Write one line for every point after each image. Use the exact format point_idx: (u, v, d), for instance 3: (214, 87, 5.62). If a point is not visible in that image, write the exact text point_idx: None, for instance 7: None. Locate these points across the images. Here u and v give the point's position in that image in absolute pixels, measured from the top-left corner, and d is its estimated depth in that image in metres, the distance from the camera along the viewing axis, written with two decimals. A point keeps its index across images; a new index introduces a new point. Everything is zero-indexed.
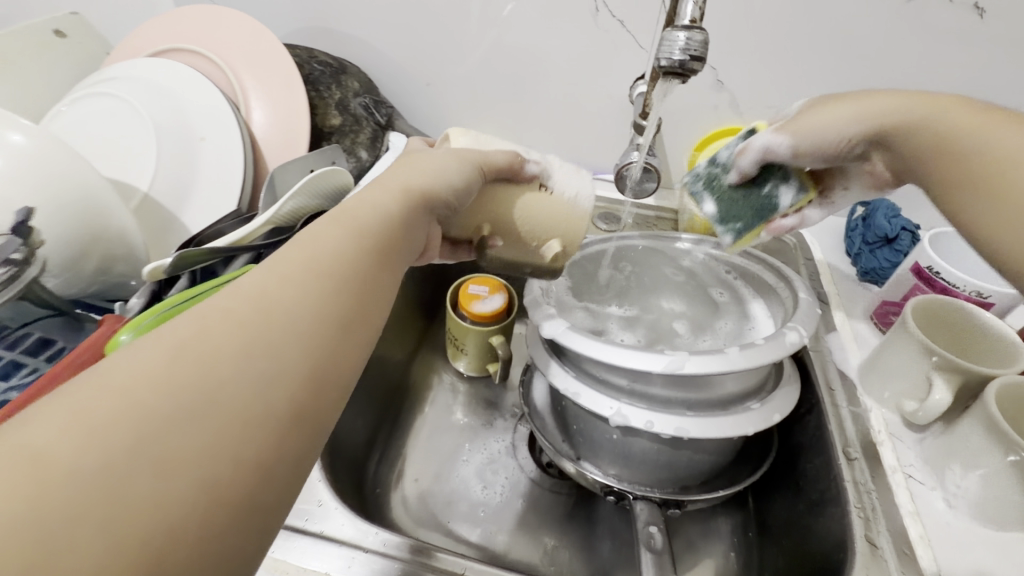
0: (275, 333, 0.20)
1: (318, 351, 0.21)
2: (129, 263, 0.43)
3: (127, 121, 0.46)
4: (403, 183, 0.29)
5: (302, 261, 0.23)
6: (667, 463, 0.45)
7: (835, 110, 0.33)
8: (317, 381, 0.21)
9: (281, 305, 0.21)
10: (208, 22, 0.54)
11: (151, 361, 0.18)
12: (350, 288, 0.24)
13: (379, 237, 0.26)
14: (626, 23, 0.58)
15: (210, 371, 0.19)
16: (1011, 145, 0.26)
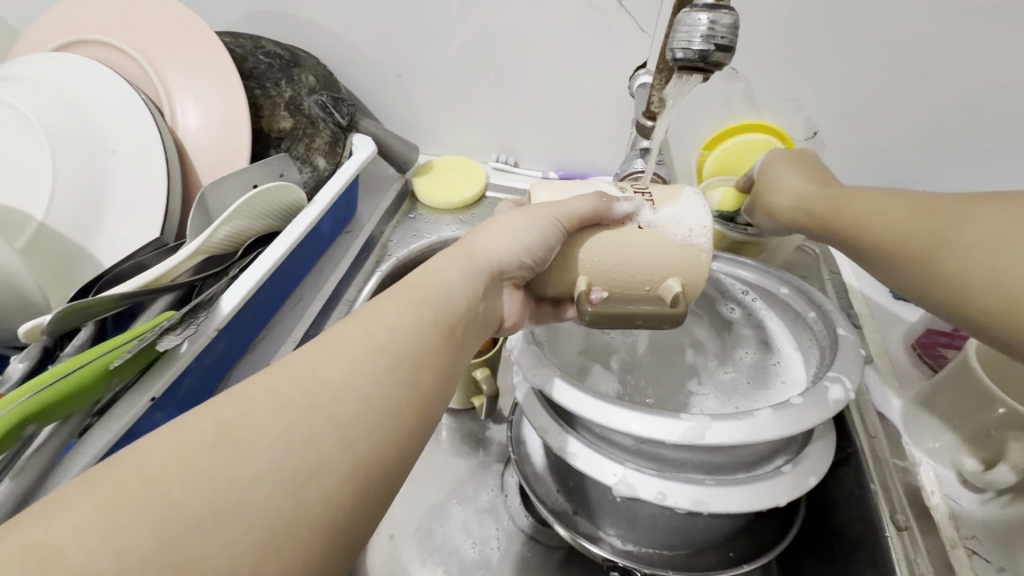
0: (319, 415, 0.20)
1: (363, 440, 0.21)
2: (22, 310, 0.35)
3: (17, 132, 0.37)
4: (474, 256, 0.31)
5: (362, 350, 0.23)
6: (681, 528, 0.38)
7: (777, 184, 0.40)
8: (360, 472, 0.20)
9: (337, 389, 0.21)
10: (126, 7, 0.46)
11: (190, 444, 0.18)
12: (405, 370, 0.23)
13: (442, 315, 0.27)
14: (626, 1, 0.49)
15: (246, 457, 0.18)
16: (860, 225, 0.33)
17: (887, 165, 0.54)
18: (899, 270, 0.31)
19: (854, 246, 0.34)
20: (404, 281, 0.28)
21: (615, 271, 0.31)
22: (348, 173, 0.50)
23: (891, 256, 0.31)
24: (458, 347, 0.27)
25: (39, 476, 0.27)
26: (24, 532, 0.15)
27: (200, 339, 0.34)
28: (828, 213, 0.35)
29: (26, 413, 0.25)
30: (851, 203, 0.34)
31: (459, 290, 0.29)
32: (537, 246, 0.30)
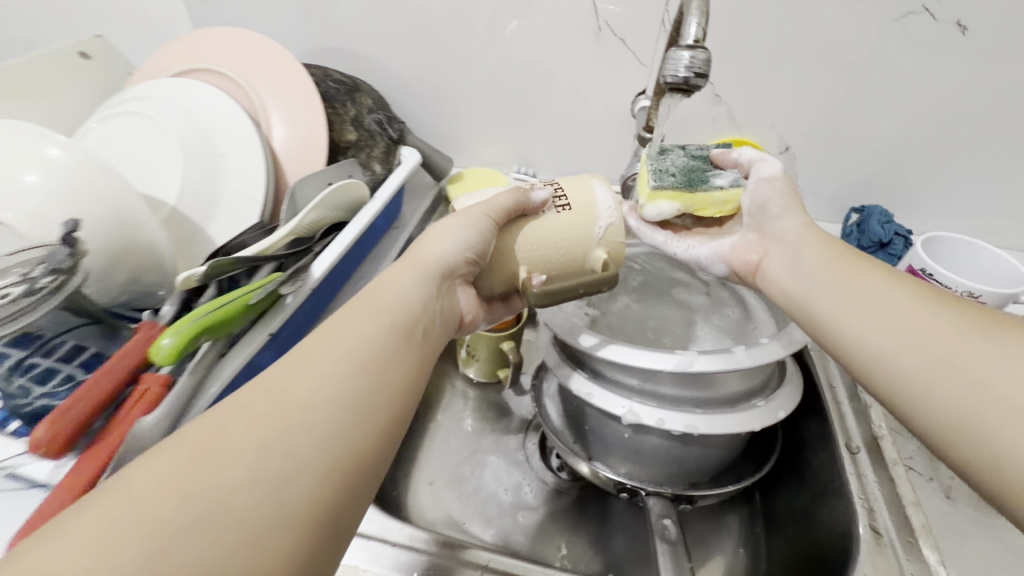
0: (290, 426, 0.25)
1: (332, 443, 0.26)
2: (157, 273, 0.44)
3: (154, 138, 0.48)
4: (421, 261, 0.38)
5: (321, 372, 0.28)
6: (677, 458, 0.47)
7: (784, 207, 0.41)
8: (333, 467, 0.25)
9: (300, 405, 0.26)
10: (228, 43, 0.57)
11: (173, 470, 0.22)
12: (364, 378, 0.29)
13: (400, 317, 0.33)
14: (628, 41, 0.61)
15: (227, 467, 0.23)
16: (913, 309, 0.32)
17: (846, 175, 0.64)
18: (886, 341, 0.32)
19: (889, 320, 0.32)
20: (363, 295, 0.35)
21: (545, 254, 0.40)
22: (399, 177, 0.60)
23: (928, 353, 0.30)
24: (418, 342, 0.34)
25: (200, 378, 0.36)
26: (37, 555, 0.19)
27: (301, 294, 0.44)
28: (841, 271, 0.36)
29: (200, 328, 0.34)
30: (863, 275, 0.36)
31: (414, 294, 0.36)
32: (475, 243, 0.38)
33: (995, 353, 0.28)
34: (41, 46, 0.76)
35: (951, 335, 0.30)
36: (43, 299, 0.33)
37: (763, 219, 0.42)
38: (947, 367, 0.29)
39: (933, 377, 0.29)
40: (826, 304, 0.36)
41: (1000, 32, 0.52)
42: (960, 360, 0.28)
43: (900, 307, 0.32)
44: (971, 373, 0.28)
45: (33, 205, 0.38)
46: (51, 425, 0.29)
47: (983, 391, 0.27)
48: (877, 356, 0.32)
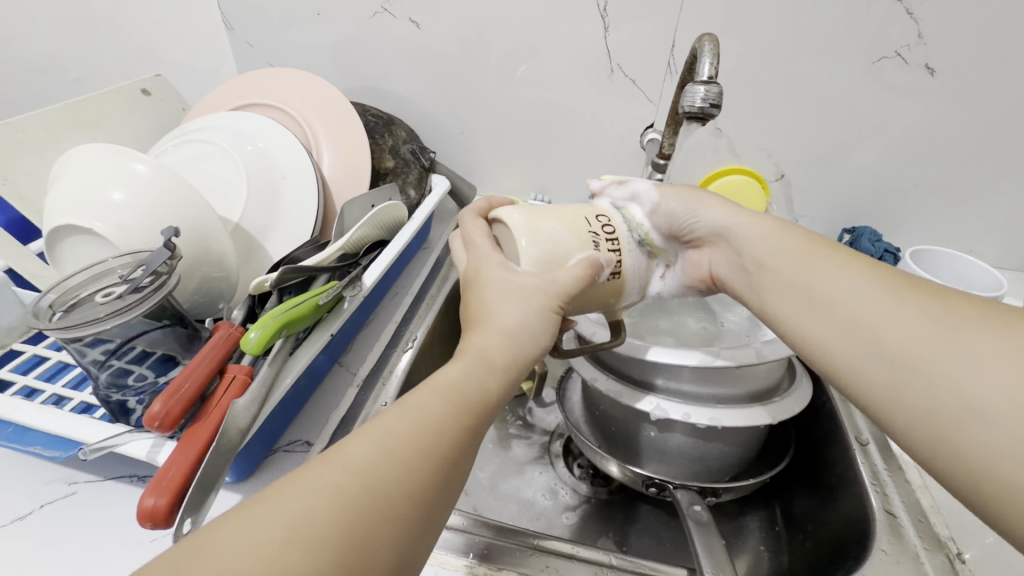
0: (376, 514, 0.22)
1: (411, 532, 0.23)
2: (224, 284, 0.48)
3: (223, 163, 0.53)
4: (499, 351, 0.32)
5: (411, 445, 0.25)
6: (700, 456, 0.49)
7: (696, 206, 0.41)
8: (403, 564, 0.23)
9: (391, 485, 0.23)
10: (281, 81, 0.63)
11: (256, 549, 0.19)
12: (447, 460, 0.26)
13: (475, 411, 0.29)
14: (638, 81, 0.67)
15: (315, 553, 0.20)
16: (836, 292, 0.32)
17: (837, 199, 0.71)
18: (853, 339, 0.31)
19: (838, 314, 0.32)
20: (443, 382, 0.29)
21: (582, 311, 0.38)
22: (432, 201, 0.65)
23: (885, 358, 0.29)
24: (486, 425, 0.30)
25: (275, 371, 0.40)
26: None
27: (356, 301, 0.48)
28: (794, 263, 0.35)
29: (280, 323, 0.38)
30: (829, 268, 0.34)
31: (492, 385, 0.30)
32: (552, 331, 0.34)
33: (957, 349, 0.27)
34: (95, 86, 0.82)
35: (910, 329, 0.29)
36: (146, 298, 0.37)
37: (691, 218, 0.41)
38: (909, 362, 0.28)
39: (903, 374, 0.28)
40: (790, 309, 0.35)
41: (963, 73, 0.59)
42: (921, 360, 0.27)
43: (866, 302, 0.31)
44: (931, 375, 0.27)
45: (122, 218, 0.42)
46: (166, 401, 0.33)
47: (945, 393, 0.26)
48: (844, 354, 0.31)
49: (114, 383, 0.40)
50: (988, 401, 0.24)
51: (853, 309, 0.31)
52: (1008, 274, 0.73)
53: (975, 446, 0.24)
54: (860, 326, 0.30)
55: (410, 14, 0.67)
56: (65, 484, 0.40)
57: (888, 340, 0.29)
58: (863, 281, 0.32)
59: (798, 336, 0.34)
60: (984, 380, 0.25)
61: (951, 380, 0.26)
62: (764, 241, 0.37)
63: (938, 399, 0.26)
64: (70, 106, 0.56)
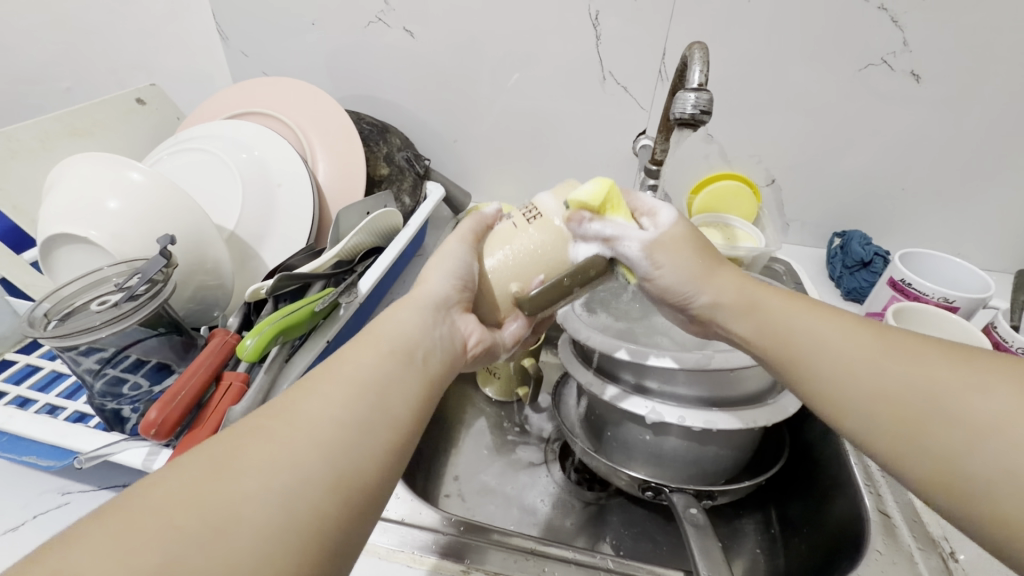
0: (296, 440, 0.24)
1: (339, 453, 0.25)
2: (219, 292, 0.48)
3: (219, 172, 0.54)
4: (415, 296, 0.35)
5: (337, 385, 0.27)
6: (695, 458, 0.49)
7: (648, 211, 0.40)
8: (338, 480, 0.24)
9: (311, 414, 0.26)
10: (275, 90, 0.63)
11: (183, 479, 0.22)
12: (372, 392, 0.28)
13: (397, 346, 0.31)
14: (629, 89, 0.68)
15: (233, 475, 0.22)
16: (819, 348, 0.34)
17: (827, 203, 0.72)
18: (855, 393, 0.32)
19: (819, 366, 0.34)
20: (364, 334, 0.32)
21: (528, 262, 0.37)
22: (427, 208, 0.65)
23: (879, 409, 0.31)
24: (418, 368, 0.31)
25: (273, 378, 0.40)
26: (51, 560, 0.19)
27: (352, 307, 0.48)
28: (779, 321, 0.36)
29: (277, 329, 0.38)
30: (807, 319, 0.36)
31: (412, 326, 0.33)
32: (460, 269, 0.37)
33: (958, 388, 0.29)
34: (89, 96, 0.82)
35: (904, 381, 0.30)
36: (142, 306, 0.37)
37: (682, 298, 0.39)
38: (917, 413, 0.29)
39: (910, 425, 0.30)
40: (778, 360, 0.36)
41: (947, 80, 0.60)
42: (918, 403, 0.30)
43: (859, 355, 0.32)
44: (941, 422, 0.28)
45: (117, 227, 0.42)
46: (163, 408, 0.33)
47: (961, 433, 0.28)
48: (845, 410, 0.32)
49: (107, 392, 0.40)
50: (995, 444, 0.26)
51: (837, 362, 0.33)
52: (996, 276, 0.74)
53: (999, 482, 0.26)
54: (848, 379, 0.32)
55: (404, 23, 0.68)
56: (58, 494, 0.40)
57: (882, 390, 0.31)
58: (845, 334, 0.34)
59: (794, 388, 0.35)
60: (992, 419, 0.27)
61: (948, 427, 0.28)
62: (751, 294, 0.38)
63: (939, 445, 0.28)
64: (65, 115, 0.56)
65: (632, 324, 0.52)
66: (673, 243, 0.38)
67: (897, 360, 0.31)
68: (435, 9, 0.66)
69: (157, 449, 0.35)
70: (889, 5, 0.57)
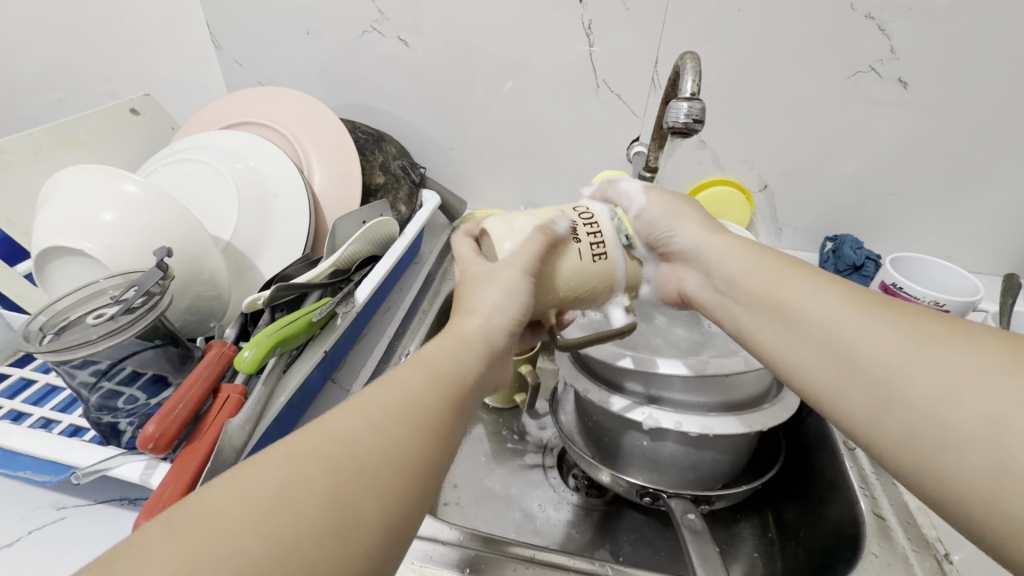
0: (354, 474, 0.23)
1: (388, 494, 0.24)
2: (216, 302, 0.48)
3: (215, 182, 0.54)
4: (470, 333, 0.33)
5: (394, 414, 0.26)
6: (692, 464, 0.50)
7: (676, 220, 0.42)
8: (387, 527, 0.23)
9: (370, 444, 0.25)
10: (270, 99, 0.63)
11: (253, 495, 0.21)
12: (424, 428, 0.27)
13: (449, 375, 0.30)
14: (623, 96, 0.69)
15: (294, 501, 0.22)
16: (809, 316, 0.32)
17: (818, 208, 0.73)
18: (828, 362, 0.31)
19: (807, 334, 0.32)
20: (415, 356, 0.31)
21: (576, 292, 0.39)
22: (423, 216, 0.66)
23: (859, 375, 0.29)
24: (469, 401, 0.31)
25: (269, 390, 0.40)
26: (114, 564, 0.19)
27: (349, 316, 0.48)
28: (769, 287, 0.35)
29: (275, 341, 0.38)
30: (803, 288, 0.33)
31: (464, 353, 0.32)
32: (518, 298, 0.35)
33: (930, 366, 0.26)
34: (81, 106, 0.82)
35: (888, 348, 0.28)
36: (139, 319, 0.37)
37: (668, 232, 0.42)
38: (884, 386, 0.28)
39: (888, 391, 0.27)
40: (760, 325, 0.35)
41: (934, 86, 0.61)
42: (898, 368, 0.27)
43: (837, 322, 0.31)
44: (904, 398, 0.27)
45: (113, 239, 0.42)
46: (160, 422, 0.33)
47: (922, 406, 0.26)
48: (825, 380, 0.31)
49: (103, 405, 0.39)
50: (961, 425, 0.24)
51: (825, 327, 0.31)
52: (984, 279, 0.75)
53: (953, 469, 0.24)
54: (834, 346, 0.30)
55: (398, 33, 0.69)
56: (53, 509, 0.39)
57: (864, 357, 0.29)
58: (835, 301, 0.32)
59: (776, 357, 0.34)
60: (959, 400, 0.25)
61: (927, 388, 0.26)
62: (730, 266, 0.38)
63: (918, 413, 0.26)
64: (60, 127, 0.56)
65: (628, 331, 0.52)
66: (665, 197, 0.43)
67: (882, 326, 0.29)
68: (430, 18, 0.67)
69: (155, 462, 0.35)
70: (876, 13, 0.58)
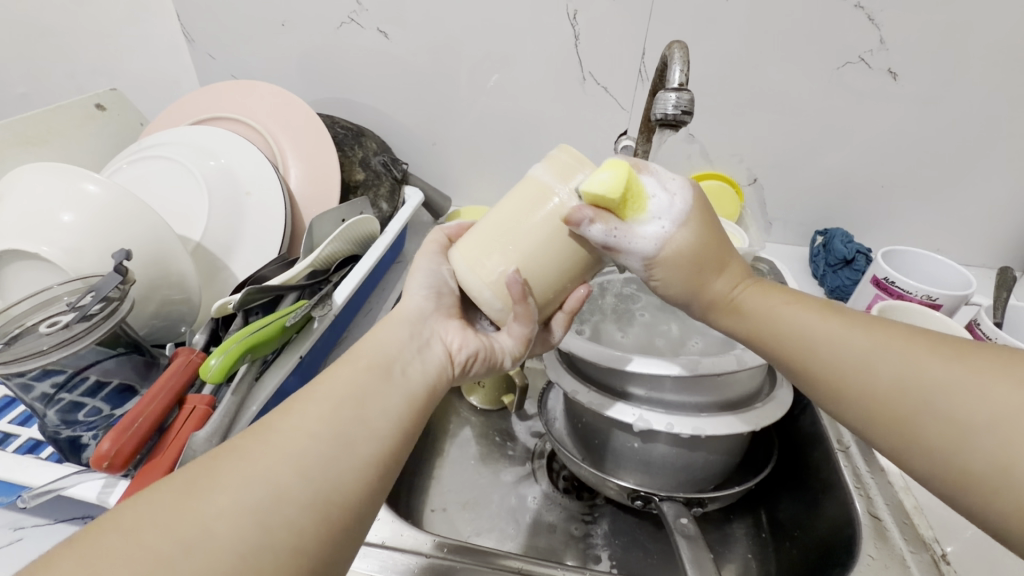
0: (280, 459, 0.25)
1: (318, 471, 0.25)
2: (185, 306, 0.46)
3: (184, 180, 0.52)
4: (393, 312, 0.37)
5: (327, 400, 0.28)
6: (684, 465, 0.48)
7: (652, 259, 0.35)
8: (319, 500, 0.24)
9: (295, 432, 0.26)
10: (242, 92, 0.61)
11: (166, 497, 0.23)
12: (347, 410, 0.28)
13: (376, 360, 0.32)
14: (609, 89, 0.67)
15: (217, 482, 0.23)
16: (810, 343, 0.33)
17: (807, 201, 0.72)
18: (848, 391, 0.31)
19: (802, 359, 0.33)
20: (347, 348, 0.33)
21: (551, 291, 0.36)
22: (405, 213, 0.63)
23: (874, 407, 0.29)
24: (399, 383, 0.31)
25: (240, 400, 0.37)
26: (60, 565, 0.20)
27: (327, 319, 0.46)
28: (765, 310, 0.35)
29: (243, 347, 0.36)
30: (795, 310, 0.34)
31: (393, 340, 0.34)
32: (431, 279, 0.39)
33: (943, 389, 0.27)
34: (47, 100, 0.78)
35: (897, 375, 0.29)
36: (96, 326, 0.34)
37: (667, 287, 0.38)
38: (900, 407, 0.28)
39: (905, 416, 0.28)
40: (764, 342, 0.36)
41: (923, 77, 0.60)
42: (913, 396, 0.28)
43: (839, 341, 0.32)
44: (925, 431, 0.27)
45: (69, 240, 0.39)
46: (117, 438, 0.31)
47: (947, 442, 0.26)
48: (849, 411, 0.31)
49: (62, 417, 0.37)
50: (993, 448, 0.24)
51: (828, 356, 0.32)
52: (974, 272, 0.75)
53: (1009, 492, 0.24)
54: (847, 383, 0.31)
55: (377, 24, 0.66)
56: (11, 530, 0.37)
57: (881, 390, 0.29)
58: (834, 326, 0.32)
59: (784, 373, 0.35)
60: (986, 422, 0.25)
61: (941, 413, 0.27)
62: (722, 278, 0.37)
63: (941, 435, 0.26)
64: (17, 124, 0.53)
65: (618, 327, 0.51)
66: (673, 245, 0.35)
67: (893, 352, 0.30)
68: (409, 9, 0.65)
69: (114, 480, 0.33)
70: (865, 3, 0.57)
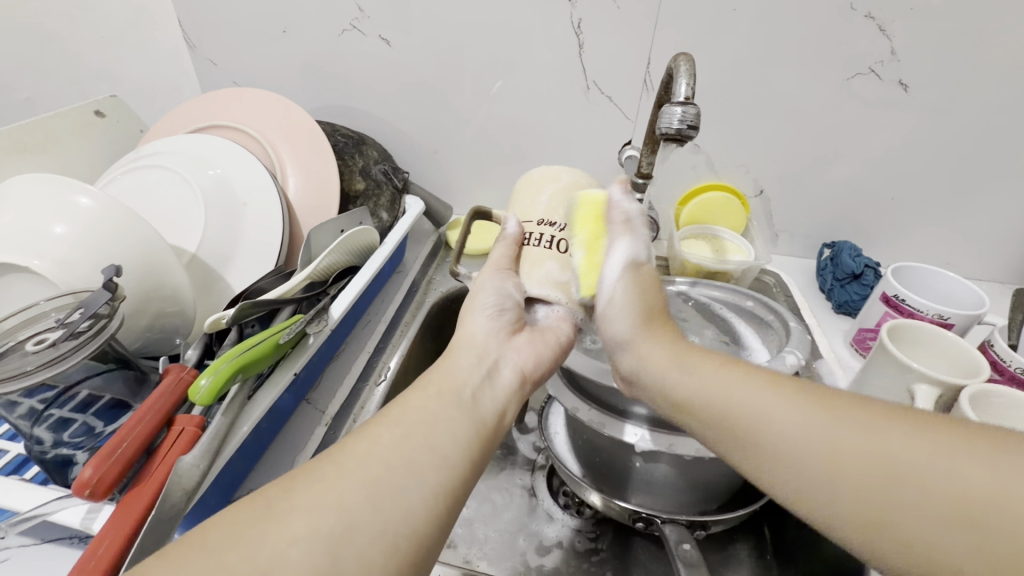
0: (352, 484, 0.25)
1: (387, 504, 0.25)
2: (179, 320, 0.45)
3: (180, 190, 0.51)
4: (457, 340, 0.37)
5: (404, 429, 0.29)
6: (687, 486, 0.47)
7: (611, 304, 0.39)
8: (387, 530, 0.24)
9: (372, 458, 0.27)
10: (241, 100, 0.60)
11: (237, 523, 0.23)
12: (420, 440, 0.28)
13: (446, 388, 0.32)
14: (615, 98, 0.66)
15: (291, 507, 0.24)
16: (760, 427, 0.29)
17: (814, 213, 0.71)
18: (813, 487, 0.26)
19: (759, 445, 0.29)
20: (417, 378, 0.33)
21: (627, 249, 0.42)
22: (405, 223, 0.63)
23: (850, 505, 0.25)
24: (471, 413, 0.31)
25: (232, 419, 0.37)
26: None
27: (323, 335, 0.45)
28: (704, 381, 0.32)
29: (235, 367, 0.36)
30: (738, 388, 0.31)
31: (458, 366, 0.34)
32: (494, 297, 0.39)
33: (923, 481, 0.23)
34: (49, 105, 0.78)
35: (866, 465, 0.25)
36: (83, 344, 0.33)
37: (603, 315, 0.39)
38: (885, 510, 0.24)
39: (888, 517, 0.24)
40: (715, 434, 0.31)
41: (936, 88, 0.59)
42: (893, 497, 0.24)
43: (795, 439, 0.27)
44: (922, 531, 0.23)
45: (60, 252, 0.39)
46: (102, 463, 0.30)
47: (951, 551, 0.22)
48: (819, 509, 0.26)
49: (50, 435, 0.36)
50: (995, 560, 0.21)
51: (783, 444, 0.28)
52: (985, 286, 0.73)
53: None
54: (809, 477, 0.26)
55: (379, 31, 0.66)
56: None
57: (854, 487, 0.25)
58: (776, 410, 0.29)
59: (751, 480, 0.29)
60: (988, 535, 0.21)
61: (931, 507, 0.23)
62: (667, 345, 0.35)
63: (936, 536, 0.22)
64: (15, 130, 0.53)
65: None
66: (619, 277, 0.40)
67: (850, 442, 0.26)
68: (411, 17, 0.64)
69: (99, 505, 0.32)
70: (876, 13, 0.56)
